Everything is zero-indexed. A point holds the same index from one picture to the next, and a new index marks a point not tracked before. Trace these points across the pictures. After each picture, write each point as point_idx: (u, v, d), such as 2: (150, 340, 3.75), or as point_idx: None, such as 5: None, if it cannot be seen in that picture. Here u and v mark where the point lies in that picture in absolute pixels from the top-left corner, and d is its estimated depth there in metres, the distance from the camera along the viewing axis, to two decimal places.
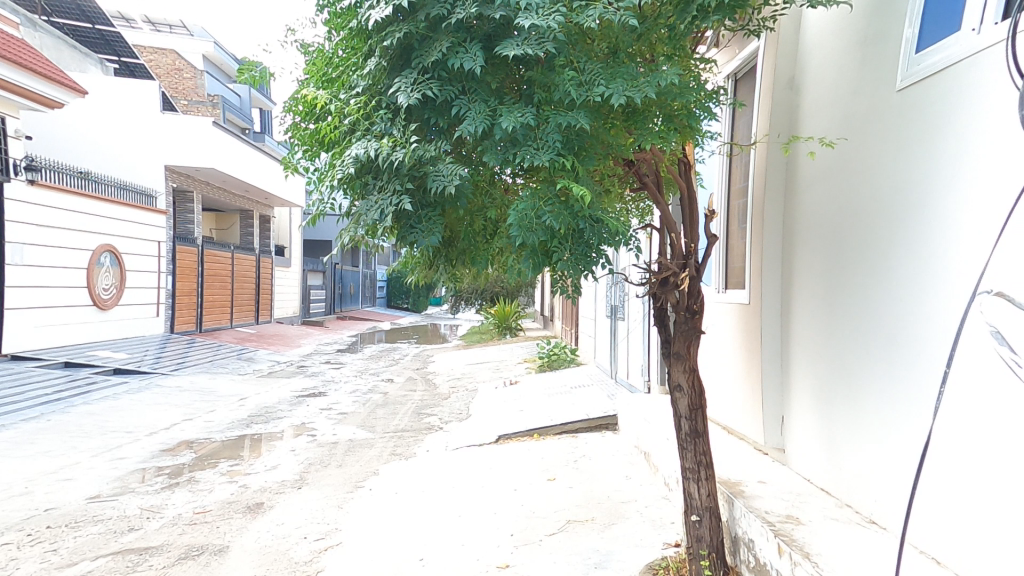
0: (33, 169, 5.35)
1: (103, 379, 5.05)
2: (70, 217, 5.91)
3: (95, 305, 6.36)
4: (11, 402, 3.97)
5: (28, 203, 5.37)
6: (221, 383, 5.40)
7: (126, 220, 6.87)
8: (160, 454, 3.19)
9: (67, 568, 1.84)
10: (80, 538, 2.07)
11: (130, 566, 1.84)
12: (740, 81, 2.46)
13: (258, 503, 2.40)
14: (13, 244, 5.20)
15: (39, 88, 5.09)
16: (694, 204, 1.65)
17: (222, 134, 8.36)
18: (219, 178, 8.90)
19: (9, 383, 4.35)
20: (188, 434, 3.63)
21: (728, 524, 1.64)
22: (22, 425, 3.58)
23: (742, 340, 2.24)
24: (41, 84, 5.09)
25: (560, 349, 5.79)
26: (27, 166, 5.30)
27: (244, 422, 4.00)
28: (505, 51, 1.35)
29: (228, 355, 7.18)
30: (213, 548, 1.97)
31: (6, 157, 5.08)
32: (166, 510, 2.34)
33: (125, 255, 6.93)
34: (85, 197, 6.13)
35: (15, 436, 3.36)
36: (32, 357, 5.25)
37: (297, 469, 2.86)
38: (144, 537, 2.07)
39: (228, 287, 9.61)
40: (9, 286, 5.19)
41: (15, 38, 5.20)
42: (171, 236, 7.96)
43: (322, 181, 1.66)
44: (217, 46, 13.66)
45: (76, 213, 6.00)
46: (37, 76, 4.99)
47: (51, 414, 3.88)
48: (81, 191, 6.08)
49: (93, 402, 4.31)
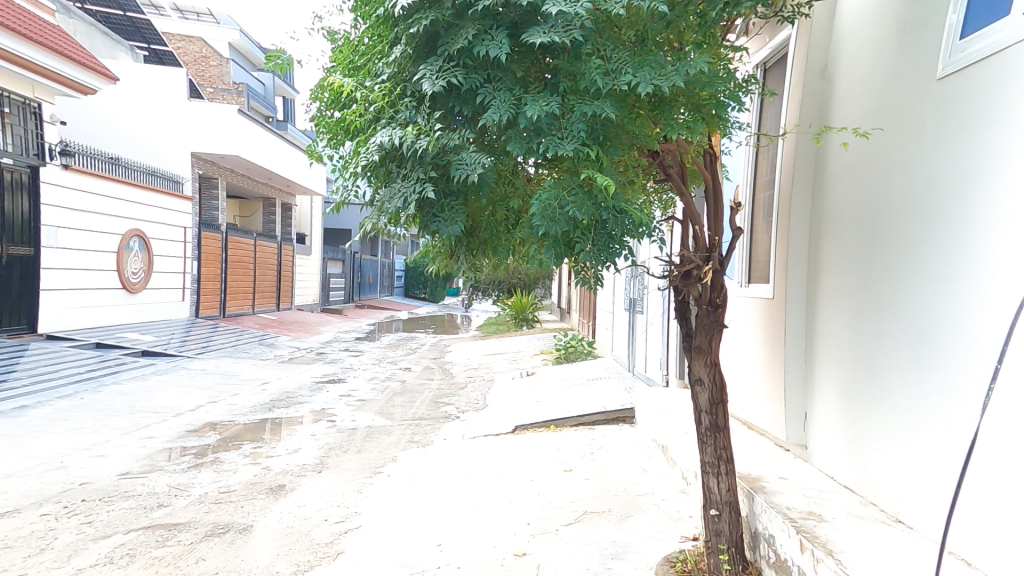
0: (67, 154, 5.47)
1: (132, 360, 5.19)
2: (103, 202, 6.06)
3: (125, 289, 6.53)
4: (47, 379, 4.11)
5: (63, 188, 5.52)
6: (243, 368, 5.51)
7: (154, 205, 7.01)
8: (186, 435, 3.26)
9: (102, 540, 1.91)
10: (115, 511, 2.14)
11: (160, 540, 1.90)
12: (770, 70, 2.42)
13: (280, 484, 2.45)
14: (48, 227, 5.35)
15: (71, 74, 5.17)
16: (719, 196, 1.63)
17: (246, 122, 8.46)
18: (244, 166, 9.04)
19: (44, 361, 4.50)
20: (212, 416, 3.71)
21: (748, 519, 1.62)
22: (56, 403, 3.70)
23: (765, 337, 2.20)
24: (77, 71, 5.20)
25: (577, 341, 5.78)
26: (62, 150, 5.42)
27: (266, 406, 4.07)
28: (531, 39, 1.34)
29: (250, 340, 7.32)
30: (238, 526, 2.02)
31: (42, 141, 5.22)
32: (193, 488, 2.41)
33: (154, 241, 7.09)
34: (117, 182, 6.27)
35: (51, 413, 3.47)
36: (66, 337, 5.41)
37: (317, 453, 2.91)
38: (173, 513, 2.13)
39: (250, 273, 9.78)
40: (45, 268, 5.36)
41: (52, 25, 5.32)
42: (197, 222, 8.12)
43: (346, 168, 1.68)
44: (243, 34, 13.83)
45: (108, 198, 6.13)
46: (73, 63, 5.11)
47: (83, 392, 4.01)
48: (114, 176, 6.23)
49: (122, 382, 4.43)
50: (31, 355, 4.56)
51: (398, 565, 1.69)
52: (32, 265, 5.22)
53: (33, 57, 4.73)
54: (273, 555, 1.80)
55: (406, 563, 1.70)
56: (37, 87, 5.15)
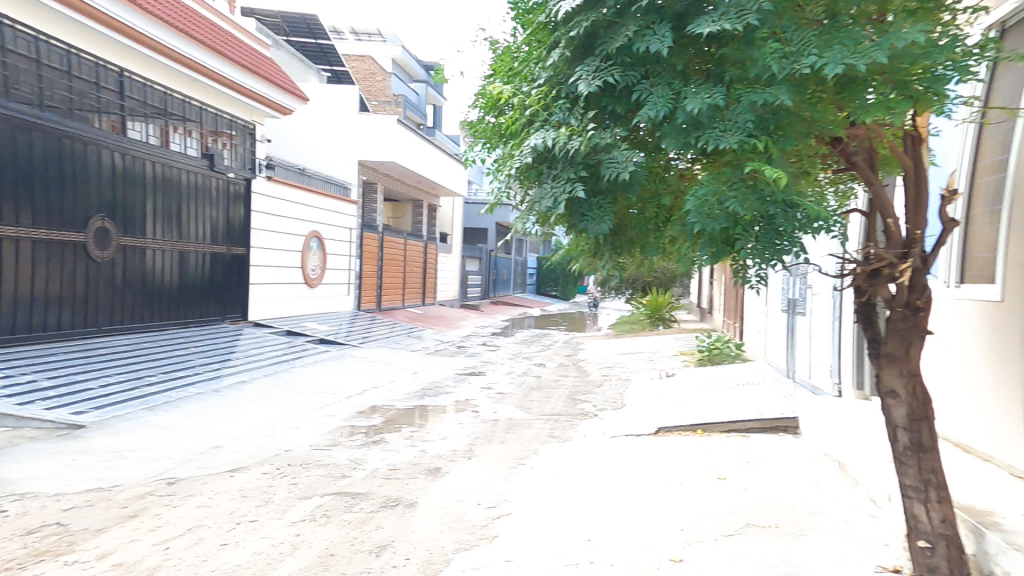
0: (270, 168, 6.49)
1: (312, 346, 5.94)
2: (293, 208, 7.02)
3: (307, 283, 7.45)
4: (253, 361, 4.89)
5: (266, 197, 6.50)
6: (397, 357, 6.03)
7: (329, 210, 7.94)
8: (356, 415, 3.66)
9: (304, 500, 2.21)
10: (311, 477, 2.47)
11: (346, 506, 2.15)
12: (1010, 31, 2.13)
13: (436, 467, 2.64)
14: (255, 230, 6.35)
15: (276, 97, 6.31)
16: (919, 185, 1.45)
17: (403, 131, 9.19)
18: (398, 171, 9.84)
19: (250, 345, 5.35)
20: (376, 400, 4.11)
21: (975, 558, 1.45)
22: (261, 381, 4.38)
23: (994, 347, 1.96)
24: (279, 94, 6.35)
25: (723, 343, 5.44)
26: (267, 164, 6.44)
27: (418, 393, 4.41)
28: (699, 29, 1.29)
29: (401, 332, 7.98)
30: (405, 501, 2.21)
31: (254, 157, 6.25)
32: (366, 463, 2.69)
33: (328, 241, 8.03)
34: (303, 189, 7.20)
35: (259, 390, 4.12)
36: (267, 325, 6.38)
37: (466, 441, 3.09)
38: (352, 484, 2.40)
39: (401, 270, 10.65)
40: (253, 264, 6.33)
41: (262, 57, 6.49)
42: (360, 224, 9.03)
43: (500, 171, 1.74)
44: (404, 50, 15.13)
45: (296, 205, 7.08)
46: (278, 87, 6.25)
47: (280, 373, 4.71)
48: (301, 185, 7.20)
49: (306, 365, 5.10)
50: (242, 339, 5.46)
51: (554, 555, 1.73)
52: (243, 262, 6.22)
53: (249, 82, 5.88)
54: (436, 530, 1.94)
55: (561, 554, 1.74)
56: (252, 112, 6.33)
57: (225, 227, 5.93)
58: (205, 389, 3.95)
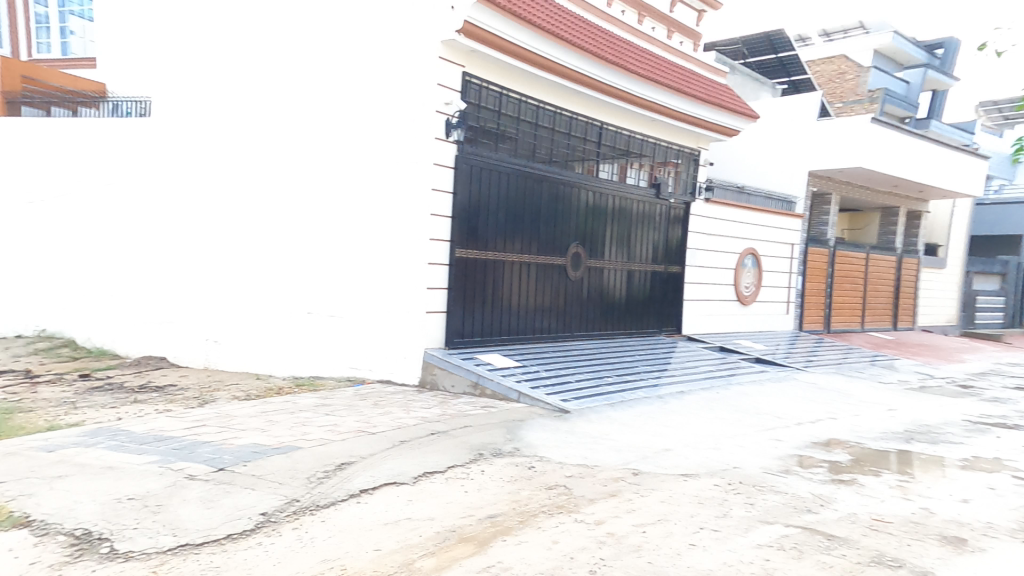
0: (710, 190, 8.46)
1: (746, 364, 6.72)
2: (730, 223, 8.82)
3: (739, 299, 9.00)
4: (693, 374, 6.00)
5: (701, 215, 8.49)
6: (857, 388, 6.05)
7: (762, 227, 9.24)
8: (816, 447, 3.96)
9: (766, 524, 2.67)
10: (699, 496, 3.05)
11: (825, 545, 2.46)
12: None
13: (964, 538, 2.59)
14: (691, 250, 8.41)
15: (726, 120, 8.21)
16: None
17: (880, 127, 9.54)
18: (859, 177, 10.48)
19: (691, 360, 6.61)
20: (839, 434, 4.31)
21: None
22: (704, 393, 5.38)
23: None
24: (730, 116, 8.20)
25: None
26: (707, 187, 8.45)
27: (906, 436, 4.31)
28: None
29: (865, 359, 8.09)
30: (913, 565, 2.31)
31: (696, 183, 8.41)
32: (836, 503, 2.95)
33: (763, 257, 9.34)
34: (738, 207, 8.87)
35: (700, 402, 5.07)
36: (700, 340, 8.07)
37: (1012, 519, 2.84)
38: (824, 522, 2.71)
39: (831, 283, 10.97)
40: (687, 281, 8.44)
41: (726, 90, 8.53)
42: (804, 240, 10.33)
43: None
44: None
45: (736, 222, 8.88)
46: (728, 111, 8.13)
47: (728, 388, 5.60)
48: (746, 203, 9.17)
49: (744, 382, 5.92)
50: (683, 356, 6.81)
51: None
52: (679, 278, 8.37)
53: (705, 112, 7.91)
54: None
55: None
56: (702, 138, 8.46)
57: (642, 236, 7.88)
58: (650, 394, 5.21)
